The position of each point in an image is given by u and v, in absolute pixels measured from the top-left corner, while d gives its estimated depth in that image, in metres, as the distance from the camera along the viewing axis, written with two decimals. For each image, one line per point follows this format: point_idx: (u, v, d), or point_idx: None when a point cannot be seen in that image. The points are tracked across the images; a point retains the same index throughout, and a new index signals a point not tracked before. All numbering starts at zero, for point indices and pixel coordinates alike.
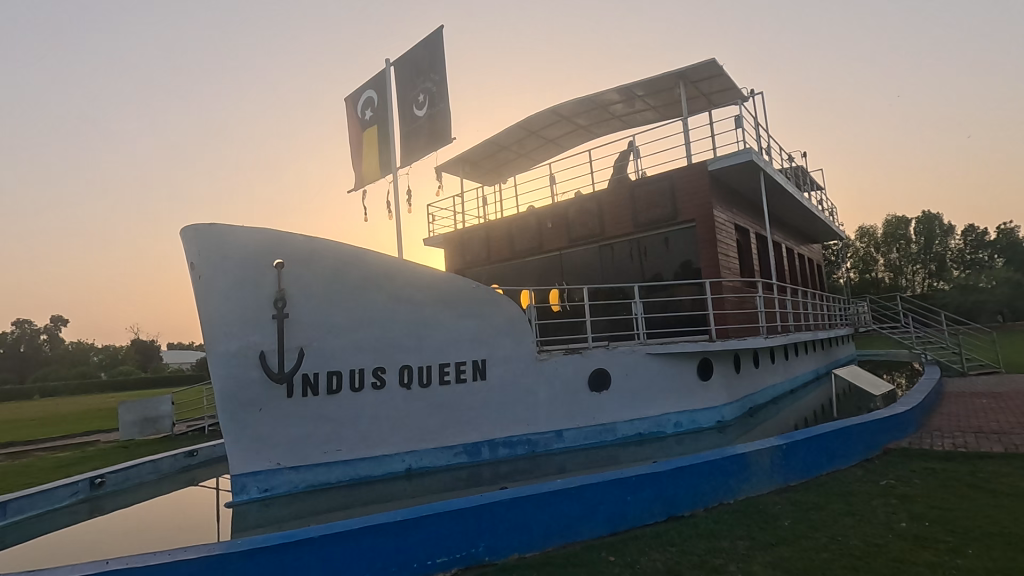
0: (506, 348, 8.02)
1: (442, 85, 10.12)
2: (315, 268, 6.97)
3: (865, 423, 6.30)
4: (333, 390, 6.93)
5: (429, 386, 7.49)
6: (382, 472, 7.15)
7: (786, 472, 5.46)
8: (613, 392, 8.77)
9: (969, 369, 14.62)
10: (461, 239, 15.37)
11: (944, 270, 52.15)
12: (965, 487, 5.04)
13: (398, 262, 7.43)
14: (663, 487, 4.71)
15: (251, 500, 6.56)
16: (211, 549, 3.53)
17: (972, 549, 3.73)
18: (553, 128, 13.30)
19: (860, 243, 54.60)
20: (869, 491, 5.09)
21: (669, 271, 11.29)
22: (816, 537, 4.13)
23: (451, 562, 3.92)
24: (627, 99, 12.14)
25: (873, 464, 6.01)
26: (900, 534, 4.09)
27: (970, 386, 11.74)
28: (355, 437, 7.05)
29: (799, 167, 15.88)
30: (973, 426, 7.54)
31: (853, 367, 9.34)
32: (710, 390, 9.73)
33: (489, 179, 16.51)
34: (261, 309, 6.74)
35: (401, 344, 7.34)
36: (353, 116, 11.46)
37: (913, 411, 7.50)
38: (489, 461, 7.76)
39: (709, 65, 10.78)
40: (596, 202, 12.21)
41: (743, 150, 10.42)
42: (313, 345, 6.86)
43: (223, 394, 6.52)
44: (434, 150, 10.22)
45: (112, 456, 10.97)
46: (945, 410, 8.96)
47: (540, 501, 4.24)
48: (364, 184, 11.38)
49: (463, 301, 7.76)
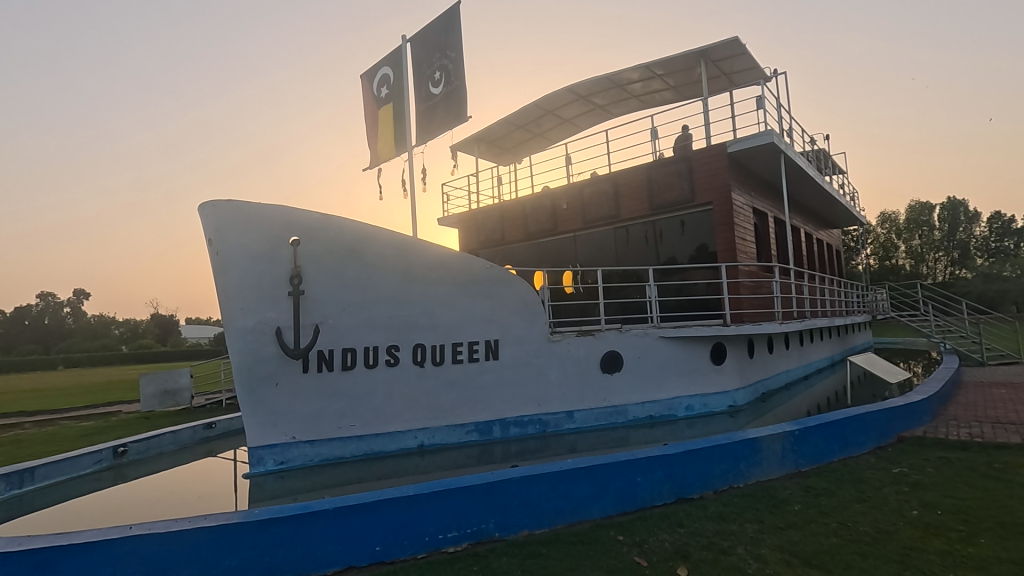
0: (519, 329, 8.04)
1: (458, 61, 9.99)
2: (330, 245, 7.01)
3: (879, 411, 6.26)
4: (347, 366, 7.01)
5: (442, 364, 7.55)
6: (394, 447, 7.26)
7: (797, 458, 5.44)
8: (625, 374, 8.78)
9: (989, 358, 14.36)
10: (475, 219, 15.33)
11: (966, 258, 50.98)
12: (980, 477, 4.99)
13: (412, 242, 7.44)
14: (673, 469, 4.73)
15: (267, 471, 6.72)
16: (229, 517, 3.63)
17: (985, 539, 3.71)
18: (569, 107, 13.11)
19: (881, 229, 53.64)
20: (882, 479, 5.07)
21: (684, 254, 11.20)
22: (826, 523, 4.13)
23: (462, 537, 4.00)
24: (645, 78, 11.90)
25: (886, 452, 5.97)
26: (911, 522, 4.07)
27: (988, 376, 11.55)
28: (370, 413, 7.15)
29: (821, 150, 15.51)
30: (990, 416, 7.43)
31: (869, 354, 9.22)
32: (722, 375, 9.69)
33: (504, 159, 16.40)
34: (277, 286, 6.81)
35: (415, 323, 7.39)
36: (369, 94, 11.39)
37: (930, 400, 7.40)
38: (500, 439, 7.83)
39: (732, 43, 10.50)
40: (612, 183, 12.08)
41: (763, 132, 10.20)
42: (328, 321, 6.94)
43: (239, 368, 6.62)
44: (449, 128, 10.14)
45: (134, 426, 11.28)
46: (962, 399, 8.83)
47: (551, 480, 4.29)
48: (379, 162, 11.38)
49: (476, 280, 7.78)
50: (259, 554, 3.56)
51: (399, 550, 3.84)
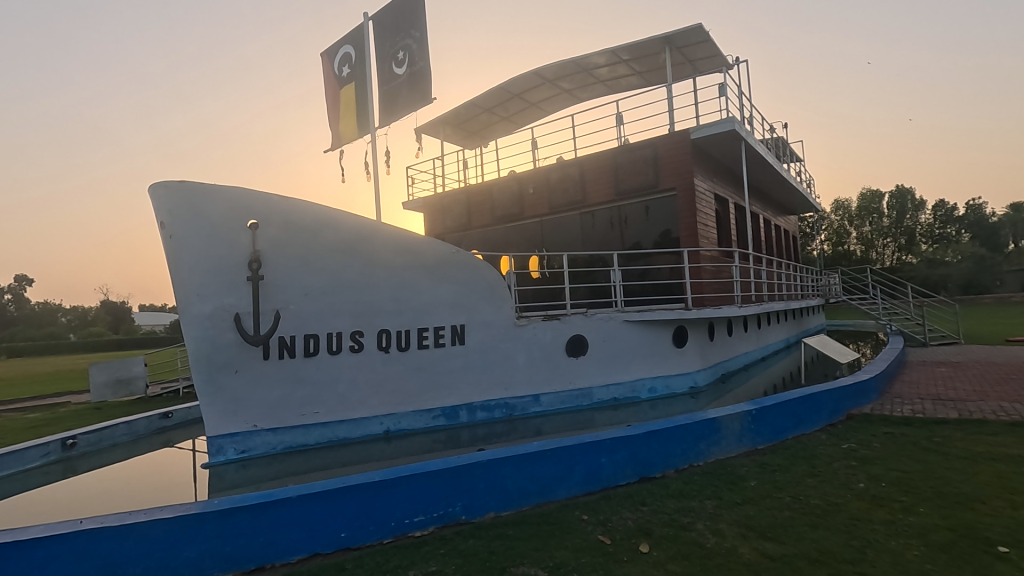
0: (486, 314, 8.05)
1: (423, 41, 9.77)
2: (290, 229, 6.82)
3: (831, 390, 6.54)
4: (310, 353, 6.87)
5: (407, 350, 7.49)
6: (360, 434, 7.19)
7: (753, 436, 5.64)
8: (590, 357, 8.90)
9: (931, 339, 15.16)
10: (441, 203, 15.18)
11: (912, 244, 53.51)
12: (922, 451, 5.28)
13: (376, 226, 7.30)
14: (636, 449, 4.84)
15: (227, 461, 6.56)
16: (188, 508, 3.53)
17: (924, 508, 3.94)
18: (536, 91, 13.07)
19: (835, 216, 55.85)
20: (832, 454, 5.31)
21: (649, 240, 11.36)
22: (780, 497, 4.31)
23: (428, 521, 4.00)
24: (612, 63, 11.93)
25: (837, 429, 6.24)
26: (859, 494, 4.29)
27: (931, 356, 12.20)
28: (334, 400, 7.05)
29: (779, 138, 15.91)
30: (931, 393, 7.87)
31: (822, 336, 9.60)
32: (684, 357, 9.93)
33: (470, 143, 16.24)
34: (235, 271, 6.60)
35: (380, 308, 7.29)
36: (330, 74, 11.06)
37: (877, 379, 7.78)
38: (467, 423, 7.85)
39: (696, 30, 10.59)
40: (578, 168, 12.13)
41: (725, 119, 10.36)
42: (290, 308, 6.77)
43: (197, 356, 6.42)
44: (414, 110, 9.95)
45: (85, 416, 10.86)
46: (908, 378, 9.31)
47: (517, 462, 4.33)
48: (341, 144, 11.10)
49: (443, 265, 7.73)
50: (221, 544, 3.49)
51: (365, 536, 3.82)
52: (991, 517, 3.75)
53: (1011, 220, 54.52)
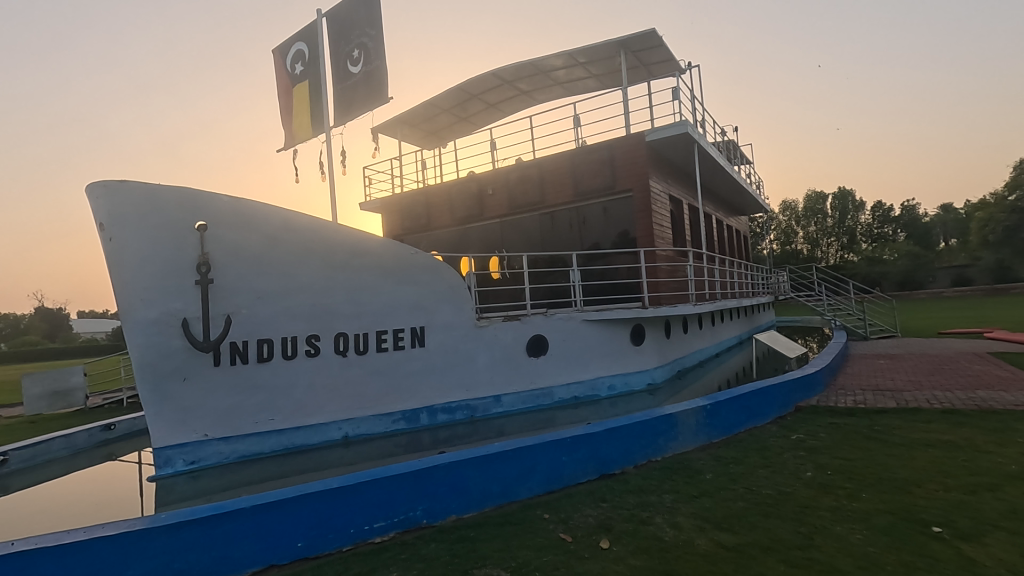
0: (446, 315, 8.00)
1: (378, 40, 9.63)
2: (241, 231, 6.60)
3: (781, 384, 6.80)
4: (263, 358, 6.65)
5: (366, 353, 7.35)
6: (318, 440, 7.01)
7: (709, 431, 5.81)
8: (550, 357, 8.97)
9: (872, 333, 15.99)
10: (399, 204, 15.00)
11: (854, 243, 56.26)
12: (864, 440, 5.56)
13: (332, 227, 7.14)
14: (596, 446, 4.91)
15: (176, 473, 6.28)
16: (134, 524, 3.36)
17: (866, 494, 4.15)
18: (494, 92, 13.08)
19: (782, 217, 58.60)
20: (782, 445, 5.52)
21: (607, 241, 11.52)
22: (734, 488, 4.45)
23: (389, 526, 3.94)
24: (569, 65, 12.06)
25: (787, 421, 6.50)
26: (807, 482, 4.48)
27: (872, 349, 12.85)
28: (290, 406, 6.85)
29: (729, 142, 16.45)
30: (873, 385, 8.29)
31: (772, 332, 9.96)
32: (642, 355, 10.14)
33: (428, 143, 16.11)
34: (181, 274, 6.33)
35: (337, 311, 7.13)
36: (282, 71, 10.77)
37: (823, 372, 8.13)
38: (428, 426, 7.77)
39: (649, 35, 10.84)
40: (537, 169, 12.22)
41: (678, 122, 10.62)
42: (242, 311, 6.54)
43: (141, 364, 6.11)
44: (370, 110, 9.79)
45: (18, 431, 10.20)
46: (851, 371, 9.77)
47: (479, 464, 4.32)
48: (295, 143, 10.81)
49: (402, 266, 7.64)
50: (169, 560, 3.33)
51: (323, 545, 3.72)
52: (927, 499, 3.99)
53: (941, 220, 58.08)
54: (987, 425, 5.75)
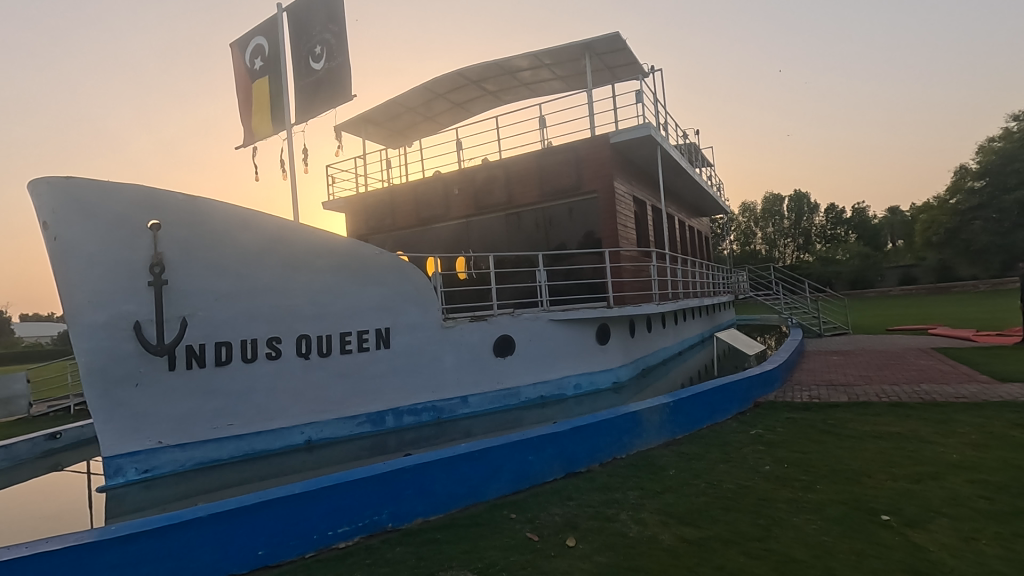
0: (412, 316, 7.93)
1: (341, 36, 9.46)
2: (197, 230, 6.38)
3: (741, 380, 6.99)
4: (221, 362, 6.44)
5: (330, 355, 7.21)
6: (279, 445, 6.84)
7: (672, 427, 5.92)
8: (517, 356, 8.99)
9: (826, 330, 16.63)
10: (364, 203, 14.79)
11: (809, 244, 58.44)
12: (819, 433, 5.76)
13: (293, 226, 6.98)
14: (562, 445, 4.94)
15: (128, 482, 6.02)
16: (81, 537, 3.19)
17: (821, 485, 4.31)
18: (460, 92, 13.02)
19: (742, 218, 61.23)
20: (742, 440, 5.68)
21: (573, 241, 11.61)
22: (696, 484, 4.55)
23: (353, 532, 3.87)
24: (534, 66, 12.10)
25: (746, 416, 6.68)
26: (765, 476, 4.62)
27: (826, 346, 13.36)
28: (250, 411, 6.66)
29: (691, 145, 16.82)
30: (827, 380, 8.61)
31: (732, 330, 10.22)
32: (607, 354, 10.27)
33: (394, 142, 15.94)
34: (133, 275, 6.07)
35: (299, 312, 6.97)
36: (240, 66, 10.46)
37: (780, 369, 8.41)
38: (394, 428, 7.67)
39: (613, 38, 10.99)
40: (503, 169, 12.24)
41: (641, 124, 10.79)
42: (198, 314, 6.33)
43: (90, 369, 5.83)
44: (332, 107, 9.61)
45: None
46: (807, 367, 10.13)
47: (446, 465, 4.29)
48: (254, 140, 10.53)
49: (366, 266, 7.53)
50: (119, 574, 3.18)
51: (285, 552, 3.63)
52: (876, 489, 4.17)
53: (889, 222, 60.82)
54: (931, 417, 6.04)
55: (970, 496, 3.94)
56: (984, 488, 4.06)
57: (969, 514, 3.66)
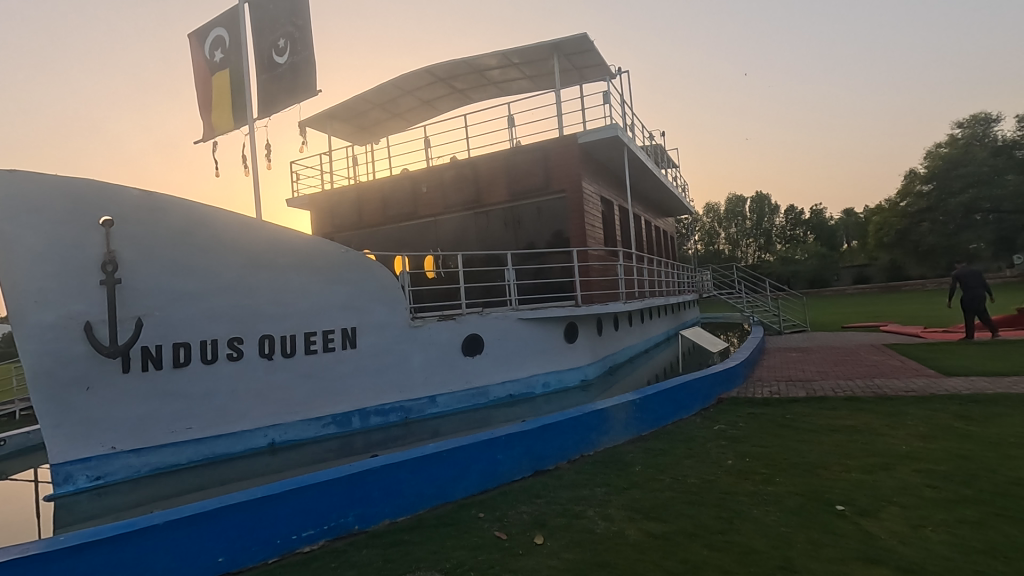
0: (379, 315, 7.83)
1: (306, 30, 9.28)
2: (153, 227, 6.15)
3: (705, 377, 7.15)
4: (179, 364, 6.23)
5: (294, 356, 7.06)
6: (241, 448, 6.66)
7: (638, 424, 6.02)
8: (486, 356, 8.98)
9: (785, 328, 17.16)
10: (329, 201, 14.53)
11: (770, 245, 60.17)
12: (779, 427, 5.95)
13: (255, 224, 6.81)
14: (530, 443, 4.96)
15: (79, 490, 5.75)
16: (26, 549, 3.03)
17: (780, 478, 4.45)
18: (428, 89, 12.92)
19: (706, 218, 62.50)
20: (706, 436, 5.81)
21: (541, 240, 11.66)
22: (661, 479, 4.64)
23: (318, 535, 3.80)
24: (503, 65, 12.10)
25: (710, 412, 6.84)
26: (728, 470, 4.74)
27: (785, 343, 13.79)
28: (210, 413, 6.46)
29: (657, 146, 17.10)
30: (786, 376, 8.88)
31: (696, 328, 10.45)
32: (575, 352, 10.36)
33: (360, 139, 15.71)
34: (83, 273, 5.81)
35: (261, 312, 6.80)
36: (199, 57, 10.12)
37: (742, 365, 8.63)
38: (360, 430, 7.56)
39: (581, 39, 11.08)
40: (471, 168, 12.20)
41: (609, 125, 10.92)
42: (154, 314, 6.10)
43: (37, 372, 5.55)
44: (296, 102, 9.41)
45: None
46: (767, 363, 10.43)
47: (413, 466, 4.26)
48: (214, 135, 10.21)
49: (332, 265, 7.40)
50: None
51: (246, 558, 3.53)
52: (832, 480, 4.32)
53: (844, 223, 63.17)
54: (883, 410, 6.31)
55: (918, 484, 4.13)
56: (930, 477, 4.26)
57: (917, 502, 3.83)
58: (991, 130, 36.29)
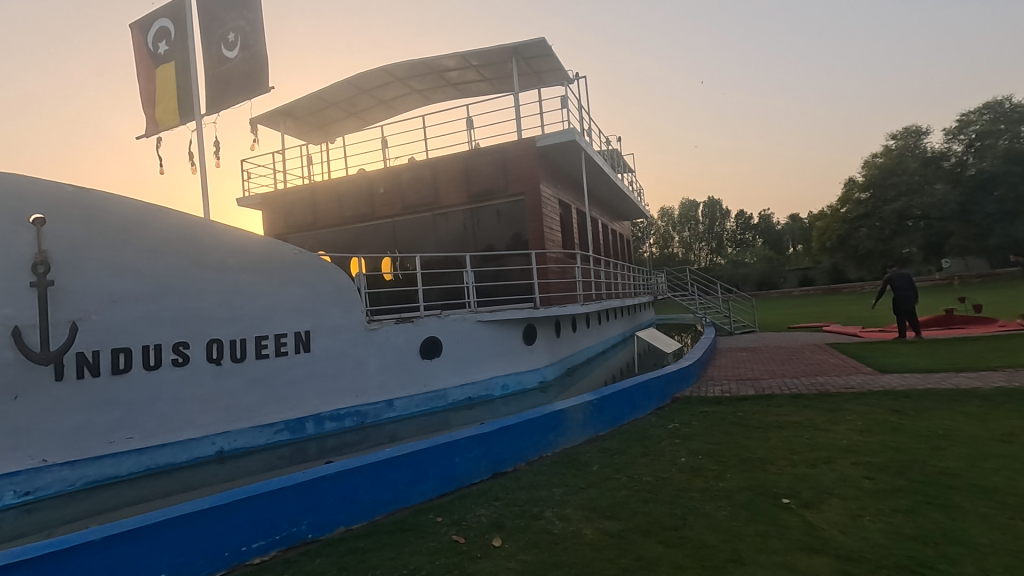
0: (334, 318, 7.67)
1: (257, 25, 9.02)
2: (90, 226, 5.82)
3: (659, 377, 7.32)
4: (119, 370, 5.92)
5: (244, 360, 6.82)
6: (187, 458, 6.36)
7: (594, 425, 6.10)
8: (444, 358, 8.91)
9: (735, 329, 17.78)
10: (283, 200, 14.12)
11: (721, 248, 62.20)
12: (729, 425, 6.15)
13: (202, 224, 6.56)
14: (488, 446, 4.95)
15: (4, 507, 5.28)
16: None
17: (730, 473, 4.60)
18: (386, 89, 12.75)
19: (661, 222, 64.02)
20: (660, 434, 5.95)
21: (500, 243, 11.67)
22: (618, 477, 4.71)
23: (270, 546, 3.67)
24: (462, 67, 12.08)
25: (664, 411, 7.01)
26: (681, 467, 4.86)
27: (736, 343, 14.28)
28: (153, 422, 6.15)
29: (613, 151, 17.42)
30: (736, 375, 9.19)
31: (651, 329, 10.68)
32: (534, 354, 10.41)
33: (315, 137, 15.35)
34: (11, 274, 5.41)
35: (209, 315, 6.55)
36: (142, 48, 9.65)
37: (694, 365, 8.88)
38: (314, 435, 7.36)
39: (540, 44, 11.19)
40: (429, 169, 12.12)
41: (567, 129, 11.05)
42: (91, 318, 5.77)
43: None
44: (247, 98, 9.11)
45: None
46: (719, 363, 10.76)
47: (369, 471, 4.18)
48: (158, 130, 9.76)
49: (284, 266, 7.22)
50: None
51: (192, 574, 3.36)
52: (779, 474, 4.51)
53: (790, 228, 66.00)
54: (825, 406, 6.62)
55: (856, 476, 4.35)
56: (868, 469, 4.49)
57: (855, 493, 4.04)
58: (921, 142, 38.70)
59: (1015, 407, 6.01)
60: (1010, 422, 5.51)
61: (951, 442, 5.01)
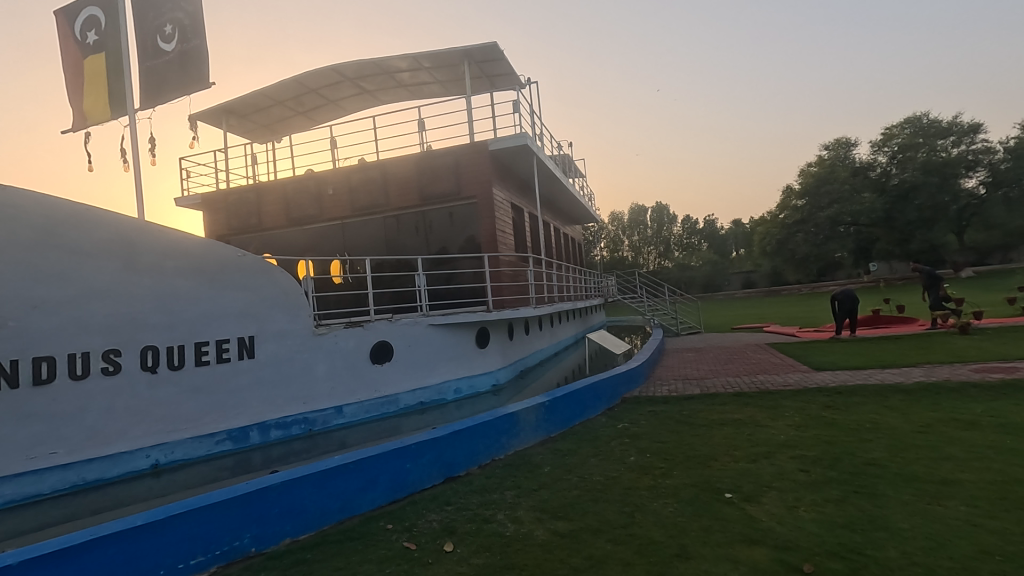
0: (279, 323, 7.43)
1: (197, 17, 8.64)
2: (7, 226, 5.39)
3: (609, 377, 7.46)
4: (42, 380, 5.51)
5: (182, 368, 6.51)
6: (119, 472, 5.99)
7: (546, 427, 6.15)
8: (395, 363, 8.78)
9: (682, 330, 18.36)
10: (225, 201, 13.57)
11: (669, 252, 64.06)
12: (675, 423, 6.34)
13: (136, 225, 6.24)
14: (440, 450, 4.91)
15: None
16: None
17: (676, 471, 4.75)
18: (334, 88, 12.48)
19: (611, 226, 65.34)
20: (610, 434, 6.07)
21: (453, 245, 11.61)
22: (568, 478, 4.77)
23: (210, 561, 3.51)
24: (414, 69, 11.97)
25: (614, 411, 7.15)
26: (630, 466, 4.98)
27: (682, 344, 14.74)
28: (80, 435, 5.76)
29: (565, 156, 17.67)
30: (683, 375, 9.48)
31: (602, 331, 10.88)
32: (486, 357, 10.40)
33: (260, 136, 14.84)
34: None
35: (143, 321, 6.22)
36: (68, 36, 9.05)
37: (643, 366, 9.10)
38: (259, 445, 7.10)
39: (491, 47, 11.23)
40: (380, 170, 11.94)
41: (519, 134, 11.12)
42: (10, 324, 5.35)
43: None
44: (185, 92, 8.71)
45: None
46: (667, 363, 11.07)
47: (317, 480, 4.07)
48: (87, 124, 9.17)
49: (225, 270, 6.95)
50: None
51: None
52: (722, 470, 4.68)
53: (733, 233, 68.65)
54: (765, 404, 6.93)
55: (792, 469, 4.58)
56: (802, 462, 4.74)
57: (792, 486, 4.25)
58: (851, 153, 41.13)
59: (934, 401, 6.48)
60: (929, 415, 5.93)
61: (877, 434, 5.35)
